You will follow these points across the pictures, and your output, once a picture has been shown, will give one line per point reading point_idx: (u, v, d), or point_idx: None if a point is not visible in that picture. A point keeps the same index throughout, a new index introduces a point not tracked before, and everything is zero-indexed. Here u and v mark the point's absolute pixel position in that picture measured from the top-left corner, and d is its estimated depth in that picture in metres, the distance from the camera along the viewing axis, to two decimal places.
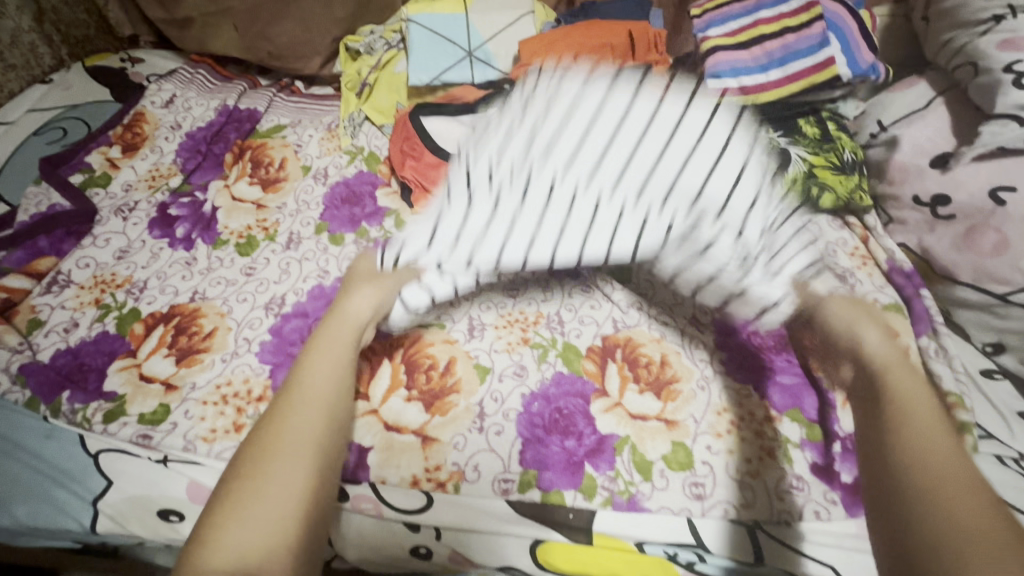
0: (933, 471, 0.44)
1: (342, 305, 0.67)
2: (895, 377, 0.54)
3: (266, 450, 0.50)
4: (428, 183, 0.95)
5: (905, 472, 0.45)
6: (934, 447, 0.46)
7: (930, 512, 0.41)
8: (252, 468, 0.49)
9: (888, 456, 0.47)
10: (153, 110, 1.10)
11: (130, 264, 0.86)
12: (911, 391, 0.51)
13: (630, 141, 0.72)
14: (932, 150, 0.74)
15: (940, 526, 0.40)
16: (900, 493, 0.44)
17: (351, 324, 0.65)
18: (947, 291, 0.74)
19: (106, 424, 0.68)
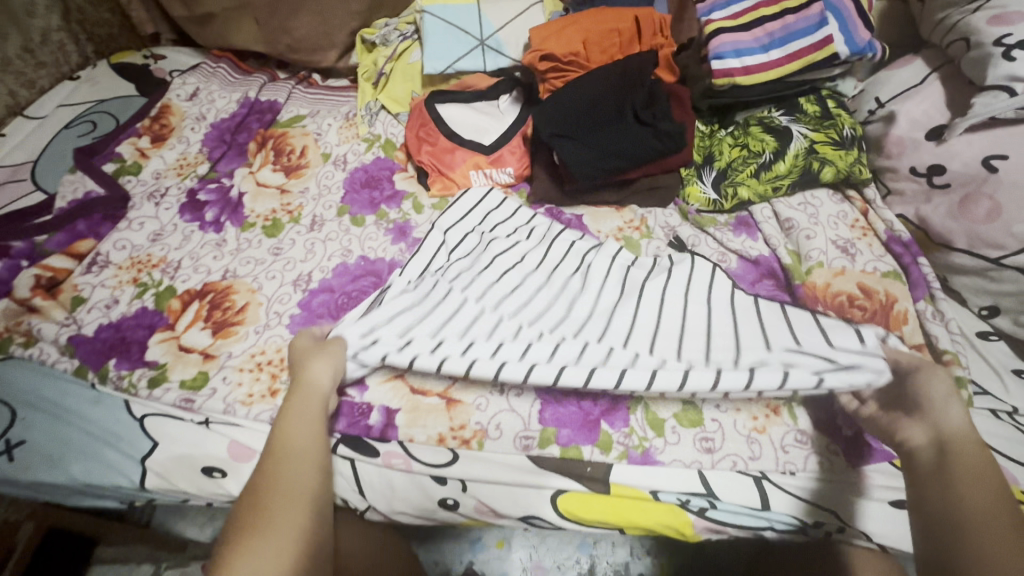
0: (980, 520, 0.51)
1: (302, 380, 0.66)
2: (951, 415, 0.57)
3: (251, 528, 0.55)
4: (444, 167, 1.00)
5: (955, 516, 0.52)
6: (984, 501, 0.52)
7: (971, 551, 0.49)
8: (248, 536, 0.55)
9: (945, 494, 0.53)
10: (178, 103, 1.15)
11: (164, 245, 0.91)
12: (968, 445, 0.55)
13: (624, 303, 0.75)
14: (927, 123, 0.78)
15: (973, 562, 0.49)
16: (954, 522, 0.52)
17: (315, 394, 0.65)
18: (943, 258, 0.77)
19: (150, 390, 0.73)
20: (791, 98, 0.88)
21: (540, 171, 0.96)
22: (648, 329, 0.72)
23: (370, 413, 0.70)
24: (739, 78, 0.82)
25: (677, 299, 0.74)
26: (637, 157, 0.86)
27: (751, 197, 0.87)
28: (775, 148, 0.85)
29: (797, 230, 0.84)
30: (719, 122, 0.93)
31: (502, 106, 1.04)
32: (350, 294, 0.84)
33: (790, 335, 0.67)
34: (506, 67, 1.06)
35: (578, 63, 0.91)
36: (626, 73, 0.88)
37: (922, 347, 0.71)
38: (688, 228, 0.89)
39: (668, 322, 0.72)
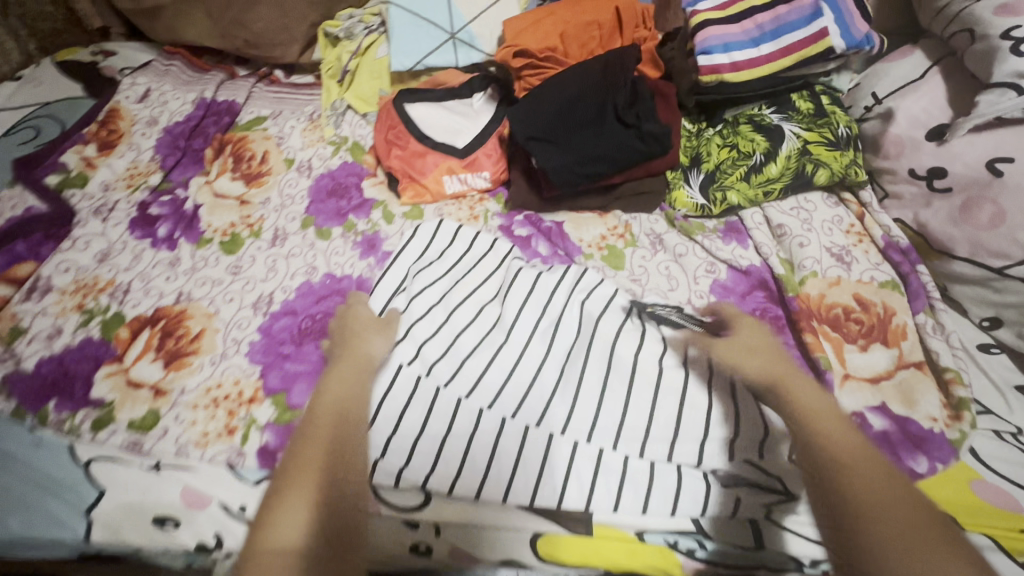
0: (854, 454, 0.51)
1: (357, 351, 0.68)
2: (752, 367, 0.64)
3: (299, 461, 0.56)
4: (415, 172, 0.93)
5: (833, 450, 0.52)
6: (847, 435, 0.53)
7: (859, 483, 0.49)
8: (298, 466, 0.56)
9: (811, 433, 0.54)
10: (127, 105, 1.06)
11: (112, 266, 0.84)
12: (798, 386, 0.60)
13: (587, 378, 0.67)
14: (928, 122, 0.72)
15: (866, 491, 0.48)
16: (839, 458, 0.51)
17: (364, 366, 0.66)
18: (943, 266, 0.73)
19: (94, 433, 0.68)
20: (783, 94, 0.82)
21: (517, 175, 0.90)
22: (611, 417, 0.65)
23: None
24: (726, 75, 0.76)
25: (643, 379, 0.67)
26: (619, 162, 0.80)
27: (740, 202, 0.82)
28: (766, 148, 0.80)
29: (789, 237, 0.79)
30: (706, 120, 0.86)
31: (475, 105, 0.97)
32: (315, 316, 0.79)
33: (754, 446, 0.62)
34: (480, 62, 0.98)
35: (555, 58, 0.85)
36: (607, 69, 0.82)
37: (922, 365, 0.67)
38: (674, 236, 0.84)
39: (633, 414, 0.65)
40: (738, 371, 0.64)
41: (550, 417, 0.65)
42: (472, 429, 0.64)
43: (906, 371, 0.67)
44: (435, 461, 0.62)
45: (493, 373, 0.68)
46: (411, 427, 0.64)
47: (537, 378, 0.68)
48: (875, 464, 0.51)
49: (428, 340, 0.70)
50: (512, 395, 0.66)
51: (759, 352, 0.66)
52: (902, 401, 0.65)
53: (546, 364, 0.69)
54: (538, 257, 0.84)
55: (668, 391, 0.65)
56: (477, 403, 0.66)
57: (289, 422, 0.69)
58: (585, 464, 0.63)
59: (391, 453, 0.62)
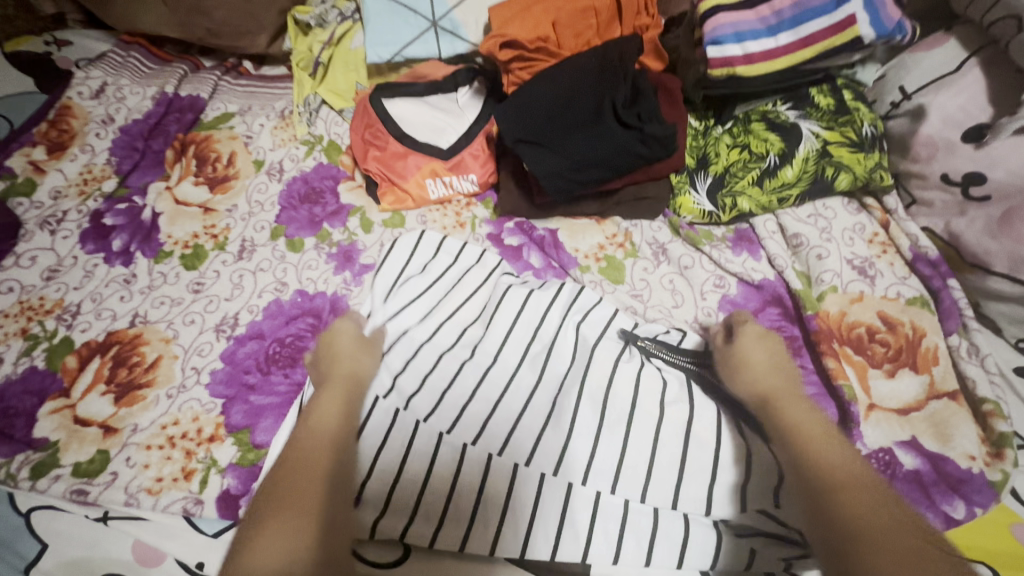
0: (847, 479, 0.45)
1: (343, 370, 0.60)
2: (755, 377, 0.57)
3: (277, 493, 0.48)
4: (395, 176, 0.84)
5: (825, 474, 0.46)
6: (844, 459, 0.47)
7: (850, 508, 0.43)
8: (279, 496, 0.48)
9: (807, 453, 0.48)
10: (81, 102, 0.97)
11: (60, 285, 0.76)
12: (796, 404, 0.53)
13: (585, 408, 0.60)
14: (965, 121, 0.65)
15: (861, 521, 0.42)
16: (830, 484, 0.45)
17: (350, 385, 0.59)
18: (978, 281, 0.66)
19: (34, 481, 0.60)
20: (800, 88, 0.75)
21: (507, 179, 0.82)
22: (610, 454, 0.58)
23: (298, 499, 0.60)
24: (739, 69, 0.69)
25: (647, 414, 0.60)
26: (619, 166, 0.72)
27: (752, 209, 0.74)
28: (780, 149, 0.72)
29: (806, 248, 0.72)
30: (714, 116, 0.79)
31: (461, 101, 0.89)
32: (284, 340, 0.71)
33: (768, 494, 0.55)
34: (466, 53, 0.90)
35: (548, 50, 0.76)
36: (605, 62, 0.73)
37: (957, 394, 0.61)
38: (679, 246, 0.76)
39: (633, 453, 0.58)
40: (742, 385, 0.57)
41: (541, 454, 0.58)
42: (456, 470, 0.57)
43: (938, 402, 0.60)
44: (418, 509, 0.56)
45: (477, 404, 0.61)
46: (389, 470, 0.57)
47: (526, 409, 0.60)
48: (870, 488, 0.44)
49: (405, 366, 0.63)
50: (498, 430, 0.59)
51: (773, 365, 0.58)
52: (935, 435, 0.59)
53: (536, 393, 0.62)
54: (530, 269, 0.77)
55: (671, 429, 0.58)
56: (460, 438, 0.59)
57: (253, 463, 0.62)
58: (581, 508, 0.56)
59: (370, 500, 0.56)
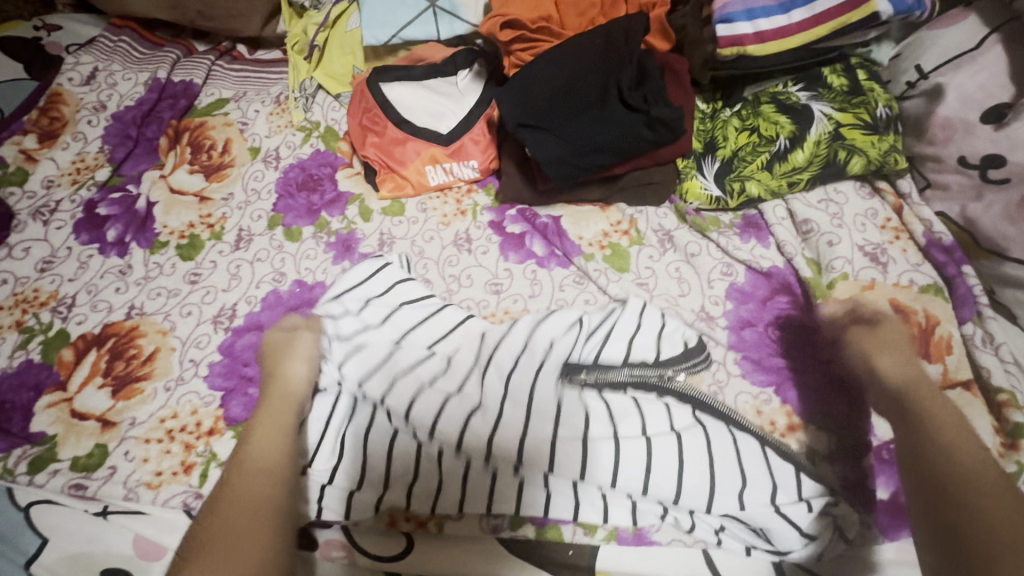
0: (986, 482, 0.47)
1: (278, 385, 0.60)
2: (888, 367, 0.57)
3: (212, 535, 0.48)
4: (394, 162, 0.82)
5: (965, 475, 0.48)
6: (980, 459, 0.49)
7: (969, 504, 0.46)
8: (210, 534, 0.48)
9: (936, 453, 0.50)
10: (71, 89, 0.95)
11: (55, 276, 0.75)
12: (935, 396, 0.55)
13: (566, 406, 0.57)
14: (985, 101, 0.63)
15: (994, 525, 0.44)
16: (961, 490, 0.47)
17: (288, 400, 0.59)
18: (993, 268, 0.64)
19: (31, 475, 0.60)
20: (812, 68, 0.72)
21: (509, 165, 0.80)
22: (574, 438, 0.55)
23: None
24: (750, 48, 0.66)
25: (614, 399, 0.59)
26: (623, 152, 0.70)
27: (760, 194, 0.72)
28: (791, 132, 0.70)
29: (816, 235, 0.70)
30: (723, 98, 0.76)
31: (461, 84, 0.86)
32: None
33: (766, 492, 0.53)
34: (465, 34, 0.87)
35: (551, 29, 0.74)
36: (610, 43, 0.71)
37: (970, 384, 0.59)
38: (685, 233, 0.74)
39: (625, 454, 0.54)
40: (875, 368, 0.58)
41: (530, 458, 0.55)
42: (438, 476, 0.55)
43: (951, 392, 0.59)
44: (411, 488, 0.55)
45: (436, 389, 0.59)
46: (373, 455, 0.57)
47: (502, 407, 0.57)
48: (1002, 491, 0.47)
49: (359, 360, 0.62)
50: (457, 412, 0.57)
51: (897, 347, 0.59)
52: None
53: (514, 393, 0.58)
54: (533, 257, 0.75)
55: (659, 443, 0.55)
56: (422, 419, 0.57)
57: None
58: (577, 500, 0.55)
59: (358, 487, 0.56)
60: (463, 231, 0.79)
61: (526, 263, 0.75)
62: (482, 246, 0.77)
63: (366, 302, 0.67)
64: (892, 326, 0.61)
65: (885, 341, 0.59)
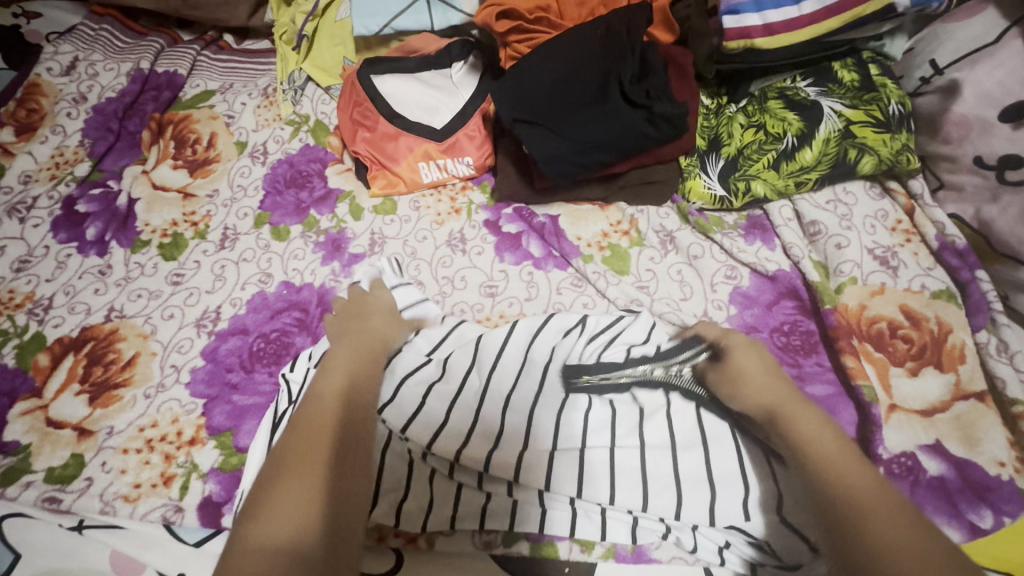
0: (869, 493, 0.42)
1: (370, 331, 0.60)
2: (751, 388, 0.52)
3: (298, 458, 0.44)
4: (386, 159, 0.79)
5: (850, 496, 0.42)
6: (856, 472, 0.43)
7: (877, 531, 0.39)
8: (295, 461, 0.44)
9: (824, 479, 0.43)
10: (50, 79, 0.91)
11: (31, 277, 0.72)
12: (806, 414, 0.49)
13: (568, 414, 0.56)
14: (1003, 98, 0.60)
15: (891, 545, 0.38)
16: (850, 512, 0.41)
17: (375, 347, 0.58)
18: (1009, 273, 0.61)
19: (3, 487, 0.57)
20: (821, 63, 0.69)
21: (505, 162, 0.77)
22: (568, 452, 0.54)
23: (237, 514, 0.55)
24: (758, 41, 0.63)
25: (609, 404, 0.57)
26: (625, 150, 0.67)
27: (766, 194, 0.69)
28: (799, 130, 0.67)
29: (824, 237, 0.68)
30: (728, 94, 0.73)
31: (456, 77, 0.83)
32: (269, 336, 0.67)
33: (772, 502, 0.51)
34: (460, 24, 0.83)
35: (549, 20, 0.71)
36: (610, 34, 0.67)
37: (984, 395, 0.57)
38: (687, 234, 0.72)
39: (624, 465, 0.53)
40: (739, 397, 0.53)
41: (529, 472, 0.52)
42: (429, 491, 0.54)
43: (964, 404, 0.57)
44: (399, 508, 0.53)
45: (439, 392, 0.57)
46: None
47: (501, 418, 0.55)
48: (887, 503, 0.41)
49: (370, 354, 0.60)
50: (464, 416, 0.55)
51: (772, 371, 0.54)
52: (962, 439, 0.55)
53: (513, 403, 0.56)
54: (530, 258, 0.72)
55: (659, 454, 0.53)
56: (424, 424, 0.55)
57: (236, 468, 0.58)
58: (576, 513, 0.53)
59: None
60: (457, 230, 0.76)
61: (523, 264, 0.72)
62: (477, 246, 0.74)
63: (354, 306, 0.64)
64: (750, 355, 0.55)
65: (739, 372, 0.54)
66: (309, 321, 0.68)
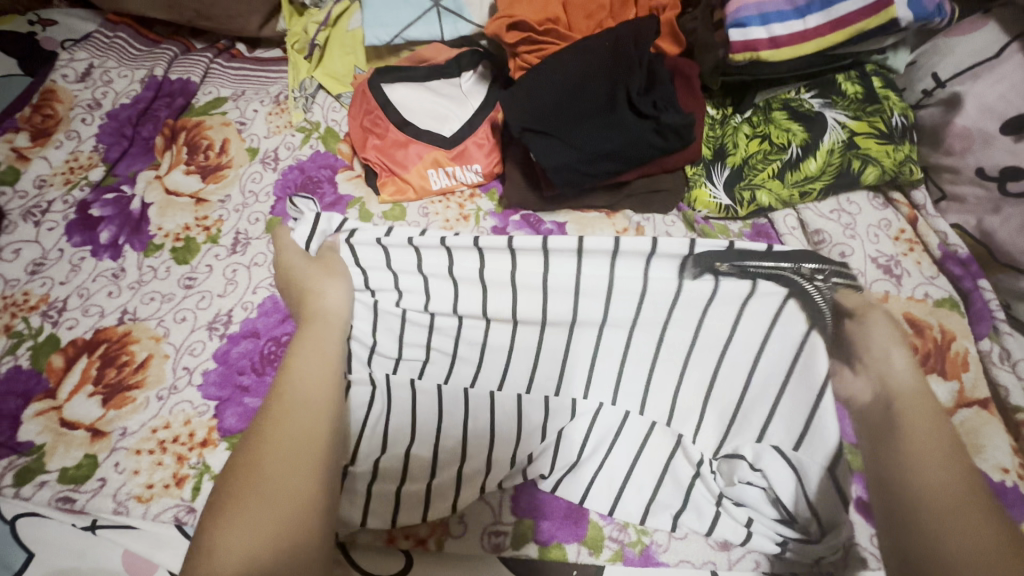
0: (952, 495, 0.43)
1: (317, 303, 0.59)
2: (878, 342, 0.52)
3: (250, 480, 0.43)
4: (396, 166, 0.80)
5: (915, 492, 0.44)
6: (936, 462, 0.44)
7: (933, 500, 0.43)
8: (250, 469, 0.44)
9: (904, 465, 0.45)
10: (65, 85, 0.92)
11: (45, 279, 0.73)
12: (920, 409, 0.47)
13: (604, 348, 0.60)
14: (1005, 111, 0.60)
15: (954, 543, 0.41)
16: (916, 509, 0.43)
17: (333, 319, 0.58)
18: (1011, 282, 0.62)
19: (18, 487, 0.58)
20: (825, 75, 0.71)
21: (514, 170, 0.78)
22: (583, 427, 0.59)
23: None
24: (763, 54, 0.64)
25: (667, 337, 0.59)
26: (632, 159, 0.68)
27: (771, 203, 0.70)
28: (803, 140, 0.68)
29: (829, 246, 0.69)
30: (733, 104, 0.74)
31: (465, 86, 0.85)
32: (280, 339, 0.68)
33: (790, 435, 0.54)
34: (469, 34, 0.85)
35: (558, 32, 0.72)
36: (618, 46, 0.69)
37: (987, 403, 0.57)
38: (693, 241, 0.73)
39: (658, 379, 0.60)
40: (885, 374, 0.50)
41: (567, 383, 0.61)
42: (467, 416, 0.58)
43: (969, 411, 0.56)
44: (426, 497, 0.55)
45: (454, 385, 0.61)
46: (389, 471, 0.56)
47: (543, 343, 0.61)
48: (958, 499, 0.42)
49: (375, 358, 0.61)
50: (481, 410, 0.59)
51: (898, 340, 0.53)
52: (969, 447, 0.54)
53: (551, 333, 0.61)
54: None
55: (692, 374, 0.59)
56: (448, 416, 0.58)
57: None
58: (606, 426, 0.59)
59: (372, 496, 0.54)
60: (466, 237, 0.77)
61: None
62: None
63: None
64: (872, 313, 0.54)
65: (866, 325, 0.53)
66: None
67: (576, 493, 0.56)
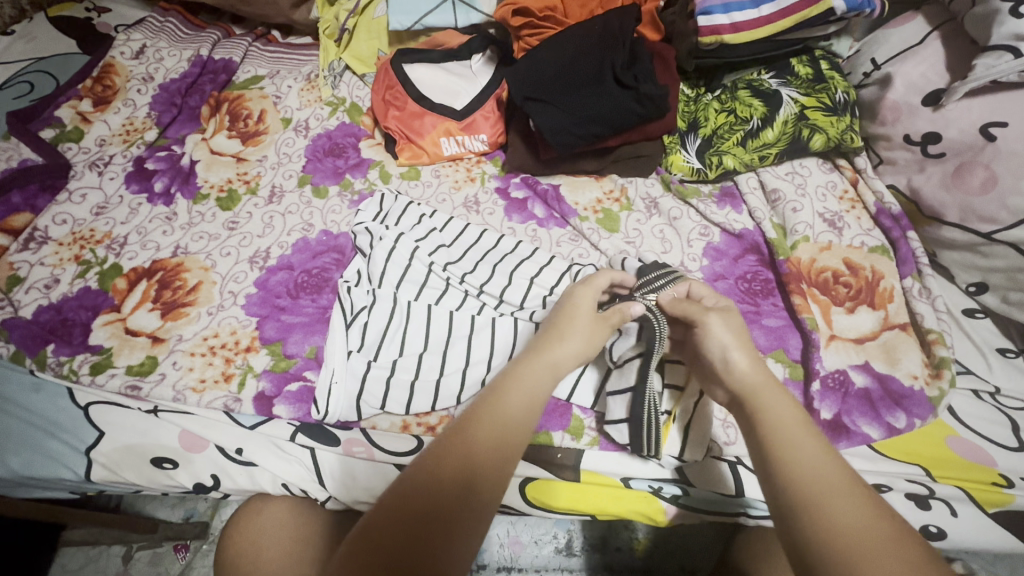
0: (833, 481, 0.42)
1: (550, 350, 0.53)
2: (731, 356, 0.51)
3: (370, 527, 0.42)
4: (413, 133, 0.92)
5: (796, 479, 0.42)
6: (807, 439, 0.44)
7: (815, 508, 0.41)
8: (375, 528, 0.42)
9: (773, 452, 0.44)
10: (122, 61, 1.04)
11: (109, 219, 0.84)
12: (771, 393, 0.48)
13: None
14: (925, 87, 0.73)
15: (834, 525, 0.40)
16: (803, 493, 0.41)
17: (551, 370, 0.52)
18: (934, 232, 0.74)
19: (93, 376, 0.69)
20: (782, 60, 0.83)
21: (514, 137, 0.89)
22: None
23: (278, 407, 0.67)
24: (726, 37, 0.77)
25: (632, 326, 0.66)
26: (616, 124, 0.79)
27: (736, 166, 0.82)
28: (763, 113, 0.80)
29: (783, 203, 0.80)
30: (705, 85, 0.87)
31: (474, 67, 0.97)
32: (312, 271, 0.79)
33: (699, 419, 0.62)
34: (479, 23, 0.98)
35: (555, 18, 0.85)
36: (606, 30, 0.81)
37: (907, 326, 0.69)
38: (669, 200, 0.84)
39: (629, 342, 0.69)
40: (727, 357, 0.51)
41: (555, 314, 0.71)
42: (470, 333, 0.70)
43: (890, 332, 0.69)
44: (437, 388, 0.67)
45: (464, 312, 0.72)
46: (406, 367, 0.67)
47: (536, 280, 0.74)
48: (851, 490, 0.41)
49: (404, 284, 0.75)
50: (484, 330, 0.70)
51: (744, 340, 0.52)
52: (885, 359, 0.67)
53: (542, 278, 0.74)
54: (534, 219, 0.84)
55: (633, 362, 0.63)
56: (455, 333, 0.70)
57: (285, 370, 0.70)
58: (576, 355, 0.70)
59: (393, 385, 0.66)
60: (472, 195, 0.88)
61: (528, 223, 0.84)
62: (489, 208, 0.86)
63: (402, 208, 0.83)
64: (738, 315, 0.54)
65: (730, 331, 0.53)
66: (344, 260, 0.80)
67: (564, 391, 0.66)
